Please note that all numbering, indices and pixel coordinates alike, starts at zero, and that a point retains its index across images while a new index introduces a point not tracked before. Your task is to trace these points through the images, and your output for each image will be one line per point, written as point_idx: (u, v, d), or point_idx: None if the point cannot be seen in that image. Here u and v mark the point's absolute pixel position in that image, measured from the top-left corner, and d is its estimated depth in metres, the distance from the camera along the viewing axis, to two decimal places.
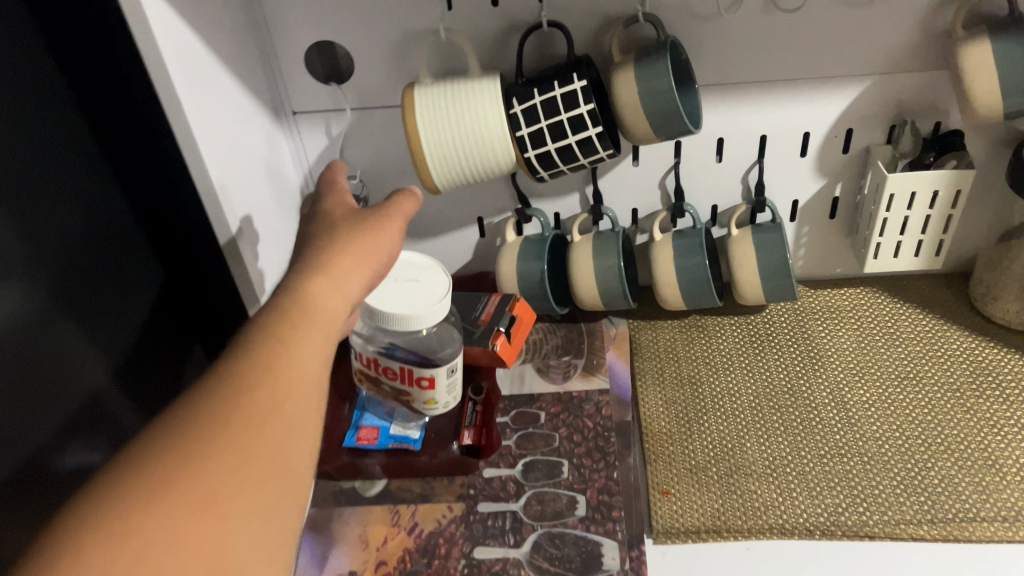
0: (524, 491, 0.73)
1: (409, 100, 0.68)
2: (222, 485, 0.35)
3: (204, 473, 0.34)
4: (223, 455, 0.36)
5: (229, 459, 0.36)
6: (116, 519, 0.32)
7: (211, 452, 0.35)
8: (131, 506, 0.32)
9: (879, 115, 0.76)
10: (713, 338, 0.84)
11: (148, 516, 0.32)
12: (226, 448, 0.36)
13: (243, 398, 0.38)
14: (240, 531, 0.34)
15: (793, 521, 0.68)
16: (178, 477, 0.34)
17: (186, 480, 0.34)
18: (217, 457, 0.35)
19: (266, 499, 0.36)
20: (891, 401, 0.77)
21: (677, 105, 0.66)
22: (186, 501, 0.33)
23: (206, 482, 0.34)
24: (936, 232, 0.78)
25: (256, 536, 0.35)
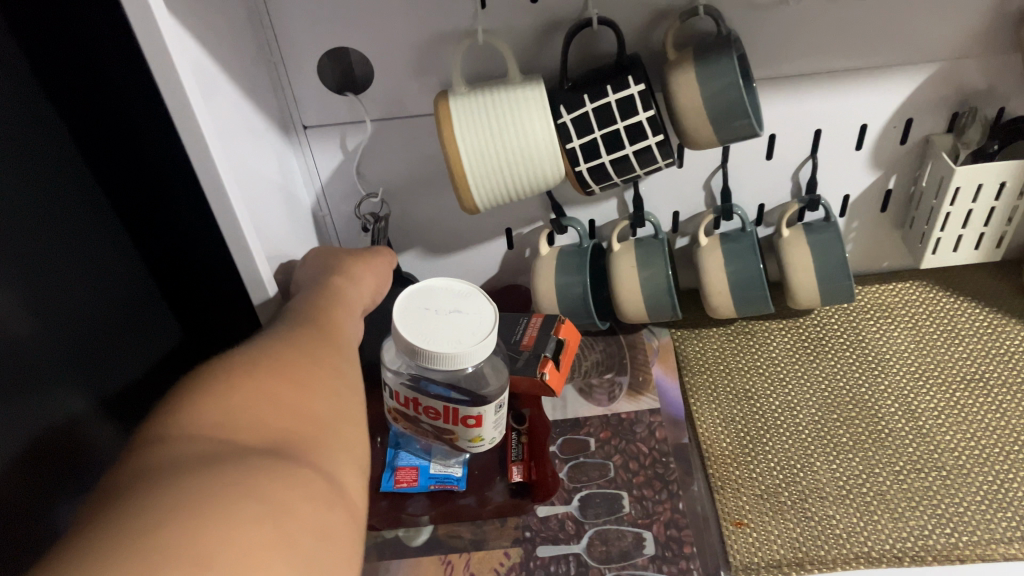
0: (584, 530, 0.67)
1: (443, 114, 0.60)
2: (293, 401, 0.42)
3: (276, 395, 0.42)
4: (287, 386, 0.43)
5: (285, 393, 0.42)
6: (205, 417, 0.38)
7: (280, 384, 0.43)
8: (232, 399, 0.40)
9: (941, 103, 0.70)
10: (763, 345, 0.79)
11: (247, 408, 0.40)
12: (288, 381, 0.43)
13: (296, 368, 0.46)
14: (323, 440, 0.41)
15: (880, 548, 0.64)
16: (260, 398, 0.41)
17: (268, 401, 0.41)
18: (281, 388, 0.42)
19: (336, 421, 0.43)
20: (962, 406, 0.72)
21: (746, 107, 0.59)
22: (271, 409, 0.41)
23: (278, 409, 0.41)
24: (999, 224, 0.73)
25: (335, 444, 0.42)
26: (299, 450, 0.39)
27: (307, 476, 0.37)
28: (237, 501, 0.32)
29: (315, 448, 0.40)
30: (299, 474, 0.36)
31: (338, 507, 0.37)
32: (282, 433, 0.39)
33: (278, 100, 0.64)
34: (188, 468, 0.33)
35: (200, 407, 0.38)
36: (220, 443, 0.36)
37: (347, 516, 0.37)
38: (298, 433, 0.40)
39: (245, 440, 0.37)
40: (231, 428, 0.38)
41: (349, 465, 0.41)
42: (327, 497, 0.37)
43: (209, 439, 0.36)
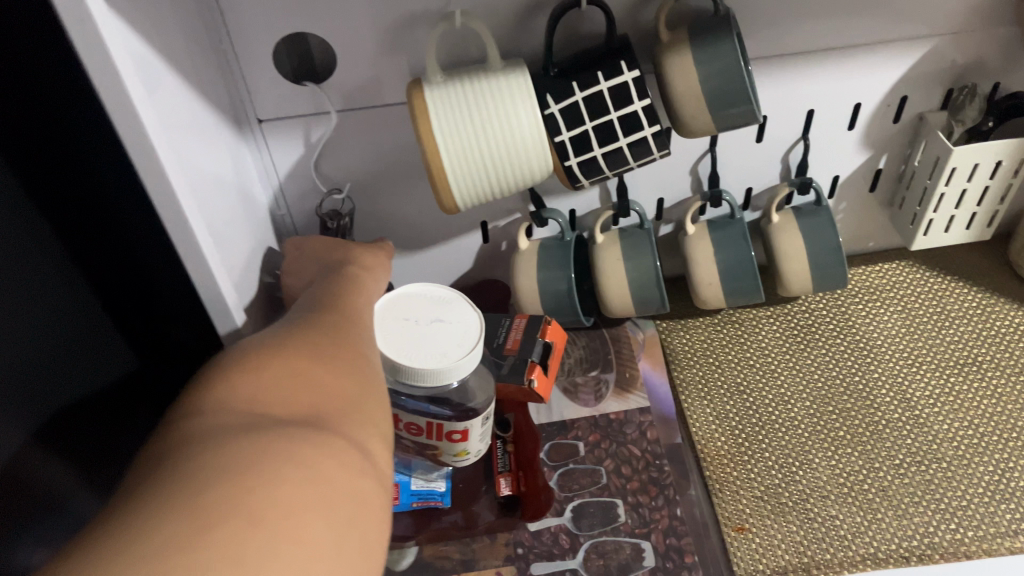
0: (580, 543, 0.64)
1: (420, 107, 0.54)
2: (322, 374, 0.40)
3: (302, 372, 0.39)
4: (317, 362, 0.40)
5: (314, 369, 0.40)
6: (233, 389, 0.36)
7: (305, 360, 0.40)
8: (260, 377, 0.38)
9: (937, 79, 0.67)
10: (752, 334, 0.76)
11: (272, 384, 0.37)
12: (314, 356, 0.41)
13: (316, 334, 0.43)
14: (356, 412, 0.38)
15: (886, 548, 0.62)
16: (287, 374, 0.38)
17: (294, 375, 0.39)
18: (310, 363, 0.40)
19: (366, 394, 0.40)
20: (957, 393, 0.71)
21: (748, 92, 0.55)
22: (299, 382, 0.38)
23: (303, 382, 0.38)
24: (991, 203, 0.71)
25: (365, 415, 0.39)
26: (328, 420, 0.36)
27: (333, 444, 0.34)
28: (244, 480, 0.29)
29: (342, 415, 0.37)
30: (329, 447, 0.34)
31: (370, 477, 0.35)
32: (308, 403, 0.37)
33: (229, 92, 0.57)
34: (220, 438, 0.32)
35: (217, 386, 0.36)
36: (247, 413, 0.35)
37: (380, 486, 0.35)
38: (328, 404, 0.38)
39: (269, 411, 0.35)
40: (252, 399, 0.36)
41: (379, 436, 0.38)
42: (354, 466, 0.34)
43: (242, 413, 0.35)
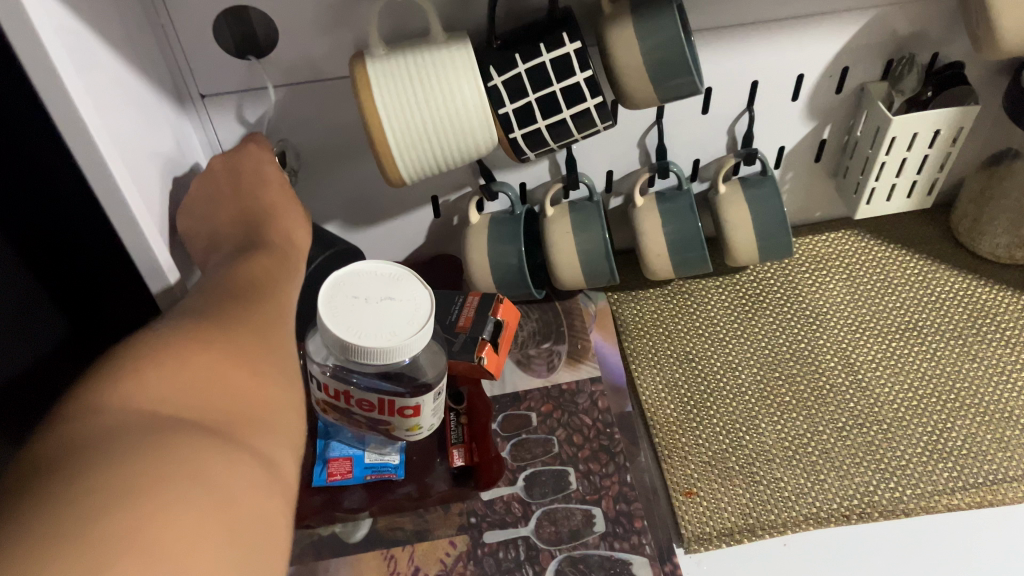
0: (531, 512, 0.65)
1: (362, 81, 0.54)
2: (235, 387, 0.40)
3: (220, 385, 0.40)
4: (232, 370, 0.41)
5: (227, 379, 0.40)
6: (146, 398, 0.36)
7: (221, 370, 0.40)
8: (170, 378, 0.38)
9: (877, 50, 0.68)
10: (701, 303, 0.77)
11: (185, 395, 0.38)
12: (227, 363, 0.41)
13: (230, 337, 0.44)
14: (258, 437, 0.39)
15: (828, 508, 0.64)
16: (201, 382, 0.39)
17: (208, 386, 0.39)
18: (228, 373, 0.41)
19: (274, 415, 0.41)
20: (898, 356, 0.73)
21: (689, 63, 0.56)
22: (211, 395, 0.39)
23: (215, 391, 0.39)
24: (931, 172, 0.72)
25: (267, 442, 0.40)
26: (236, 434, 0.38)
27: (237, 466, 0.35)
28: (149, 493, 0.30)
29: (247, 437, 0.38)
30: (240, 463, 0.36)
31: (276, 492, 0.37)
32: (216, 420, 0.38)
33: (169, 67, 0.57)
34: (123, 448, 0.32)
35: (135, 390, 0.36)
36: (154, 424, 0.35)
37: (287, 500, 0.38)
38: (234, 422, 0.39)
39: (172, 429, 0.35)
40: (156, 409, 0.36)
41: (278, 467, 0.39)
42: (256, 493, 0.35)
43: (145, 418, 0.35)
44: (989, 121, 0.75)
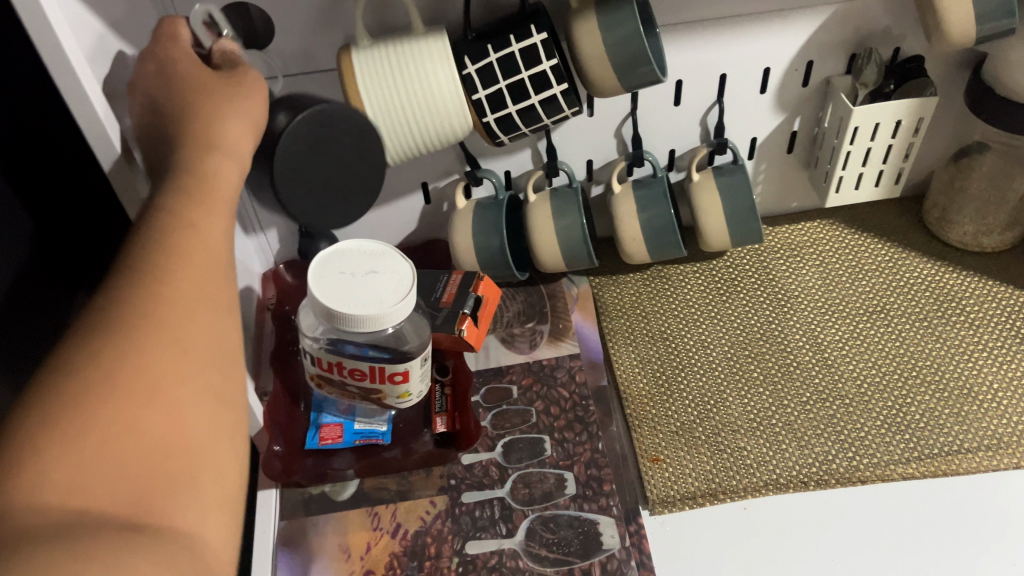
0: (507, 475, 0.69)
1: (347, 69, 0.60)
2: (165, 424, 0.37)
3: (145, 424, 0.36)
4: (150, 405, 0.37)
5: (153, 415, 0.36)
6: (63, 476, 0.33)
7: (148, 403, 0.36)
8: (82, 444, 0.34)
9: (839, 45, 0.72)
10: (678, 287, 0.82)
11: (108, 460, 0.34)
12: (156, 395, 0.37)
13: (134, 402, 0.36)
14: (200, 476, 0.38)
15: (787, 475, 0.67)
16: (116, 445, 0.35)
17: (127, 437, 0.35)
18: (144, 414, 0.36)
19: (209, 432, 0.39)
20: (864, 337, 0.76)
21: (648, 54, 0.60)
22: (138, 446, 0.35)
23: (144, 441, 0.36)
24: (896, 161, 0.76)
25: (208, 472, 0.38)
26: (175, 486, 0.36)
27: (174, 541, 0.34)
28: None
29: (185, 486, 0.36)
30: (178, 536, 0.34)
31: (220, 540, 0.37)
32: (150, 481, 0.35)
33: None
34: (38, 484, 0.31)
35: (51, 463, 0.33)
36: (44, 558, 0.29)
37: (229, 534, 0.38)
38: (171, 471, 0.36)
39: (103, 512, 0.33)
40: (68, 496, 0.32)
41: (221, 496, 0.38)
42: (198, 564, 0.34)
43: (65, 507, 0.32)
44: (954, 115, 0.79)
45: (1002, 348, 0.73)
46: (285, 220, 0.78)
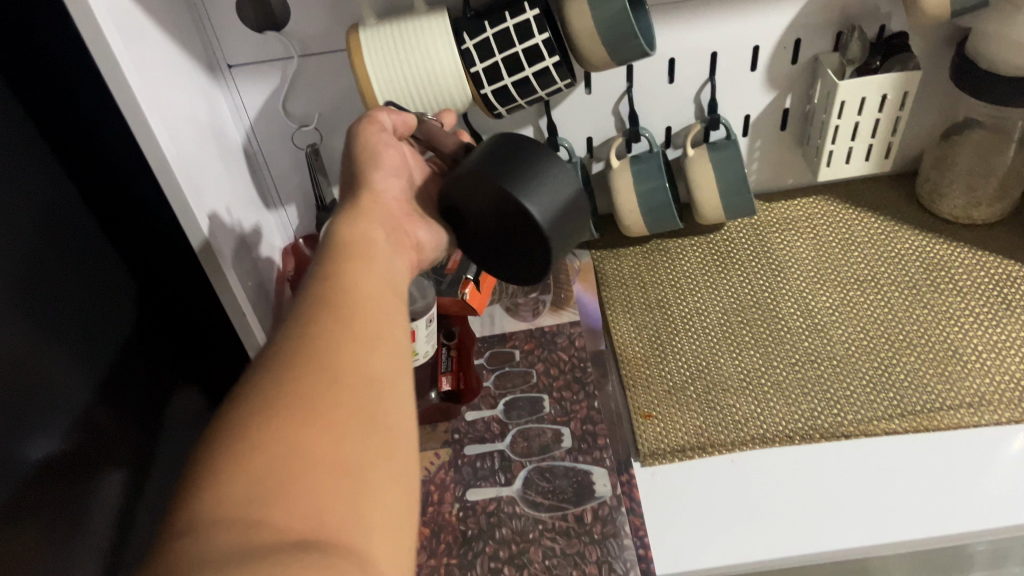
0: (508, 430, 0.73)
1: (355, 46, 0.65)
2: (325, 447, 0.37)
3: (305, 444, 0.36)
4: (308, 426, 0.37)
5: (317, 439, 0.37)
6: (246, 473, 0.35)
7: (305, 425, 0.37)
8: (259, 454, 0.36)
9: (826, 23, 0.75)
10: (676, 259, 0.85)
11: (283, 473, 0.35)
12: (309, 419, 0.37)
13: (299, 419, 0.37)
14: (368, 503, 0.37)
15: (773, 430, 0.70)
16: (283, 463, 0.35)
17: (294, 457, 0.36)
18: (305, 433, 0.37)
19: (370, 459, 0.38)
20: (854, 303, 0.79)
21: (634, 28, 0.64)
22: (303, 469, 0.36)
23: (307, 459, 0.36)
24: (884, 136, 0.79)
25: (356, 521, 0.36)
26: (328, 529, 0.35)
27: (350, 564, 0.33)
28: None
29: (358, 505, 0.36)
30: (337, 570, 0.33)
31: None
32: (328, 495, 0.36)
33: (201, 40, 0.69)
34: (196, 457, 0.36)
35: (235, 467, 0.35)
36: (257, 534, 0.33)
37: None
38: (342, 494, 0.36)
39: (280, 523, 0.34)
40: (266, 498, 0.34)
41: (389, 518, 0.37)
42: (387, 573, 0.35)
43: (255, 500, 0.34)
44: (941, 91, 0.82)
45: (989, 314, 0.76)
46: (303, 195, 0.84)
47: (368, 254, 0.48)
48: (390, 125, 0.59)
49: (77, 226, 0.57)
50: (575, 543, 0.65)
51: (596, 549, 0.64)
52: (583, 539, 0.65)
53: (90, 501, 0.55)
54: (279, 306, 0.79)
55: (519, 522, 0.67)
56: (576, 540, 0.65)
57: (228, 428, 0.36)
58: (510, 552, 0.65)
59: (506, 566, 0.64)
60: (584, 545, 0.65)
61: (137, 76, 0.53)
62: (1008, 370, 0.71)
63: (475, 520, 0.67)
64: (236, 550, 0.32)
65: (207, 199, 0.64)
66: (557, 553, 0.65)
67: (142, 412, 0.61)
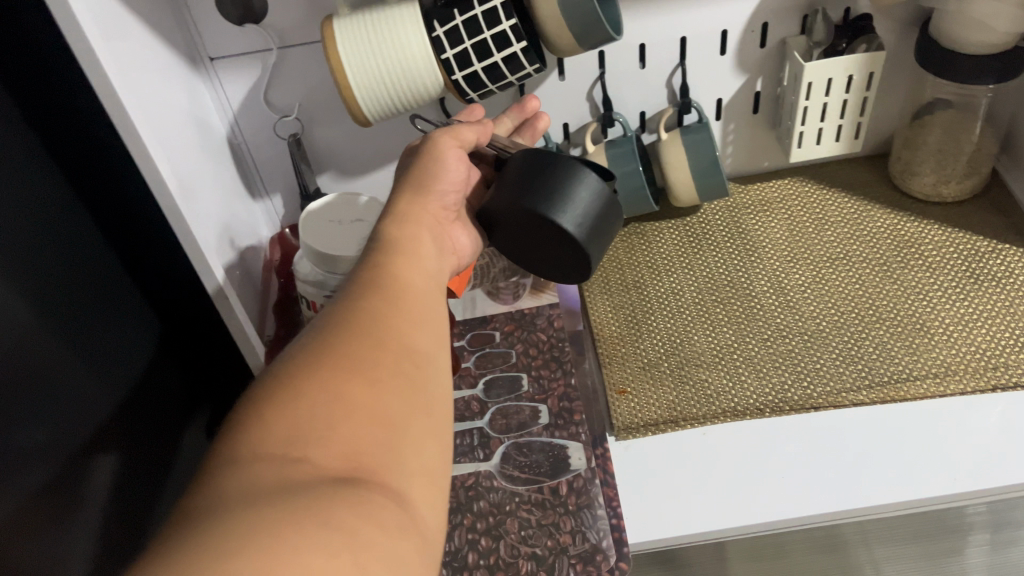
0: (487, 408, 0.75)
1: (329, 35, 0.67)
2: (370, 402, 0.40)
3: (352, 397, 0.40)
4: (353, 380, 0.41)
5: (363, 395, 0.40)
6: (292, 415, 0.39)
7: (351, 379, 0.40)
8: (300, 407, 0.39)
9: (792, 7, 0.77)
10: (653, 241, 0.87)
11: (325, 416, 0.39)
12: (357, 374, 0.41)
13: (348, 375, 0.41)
14: (405, 451, 0.40)
15: (744, 402, 0.72)
16: (330, 410, 0.39)
17: (341, 408, 0.39)
18: (349, 386, 0.40)
19: (410, 418, 0.41)
20: (826, 280, 0.81)
21: (598, 13, 0.66)
22: (347, 415, 0.39)
23: (352, 411, 0.39)
24: (853, 116, 0.80)
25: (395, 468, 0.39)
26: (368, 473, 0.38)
27: (383, 501, 0.37)
28: (318, 525, 0.34)
29: (394, 453, 0.40)
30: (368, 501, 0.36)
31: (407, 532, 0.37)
32: (366, 440, 0.39)
33: (183, 34, 0.72)
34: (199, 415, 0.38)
35: (280, 410, 0.39)
36: (302, 468, 0.37)
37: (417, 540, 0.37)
38: (381, 444, 0.39)
39: (320, 460, 0.37)
40: (313, 438, 0.38)
41: (425, 469, 0.41)
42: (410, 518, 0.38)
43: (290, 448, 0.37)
44: (909, 71, 0.83)
45: (957, 289, 0.78)
46: (287, 184, 0.86)
47: (415, 246, 0.51)
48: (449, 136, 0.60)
49: (60, 211, 0.59)
50: (550, 514, 0.67)
51: (569, 519, 0.66)
52: (558, 510, 0.67)
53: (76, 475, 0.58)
54: (268, 289, 0.82)
55: (496, 495, 0.69)
56: (551, 511, 0.67)
57: (276, 379, 0.40)
58: (487, 523, 0.67)
59: (483, 537, 0.66)
60: (559, 516, 0.66)
61: (117, 65, 0.56)
62: (974, 343, 0.73)
63: (453, 494, 0.69)
64: (273, 483, 0.36)
65: (191, 185, 0.66)
66: (533, 523, 0.66)
67: (127, 391, 0.64)
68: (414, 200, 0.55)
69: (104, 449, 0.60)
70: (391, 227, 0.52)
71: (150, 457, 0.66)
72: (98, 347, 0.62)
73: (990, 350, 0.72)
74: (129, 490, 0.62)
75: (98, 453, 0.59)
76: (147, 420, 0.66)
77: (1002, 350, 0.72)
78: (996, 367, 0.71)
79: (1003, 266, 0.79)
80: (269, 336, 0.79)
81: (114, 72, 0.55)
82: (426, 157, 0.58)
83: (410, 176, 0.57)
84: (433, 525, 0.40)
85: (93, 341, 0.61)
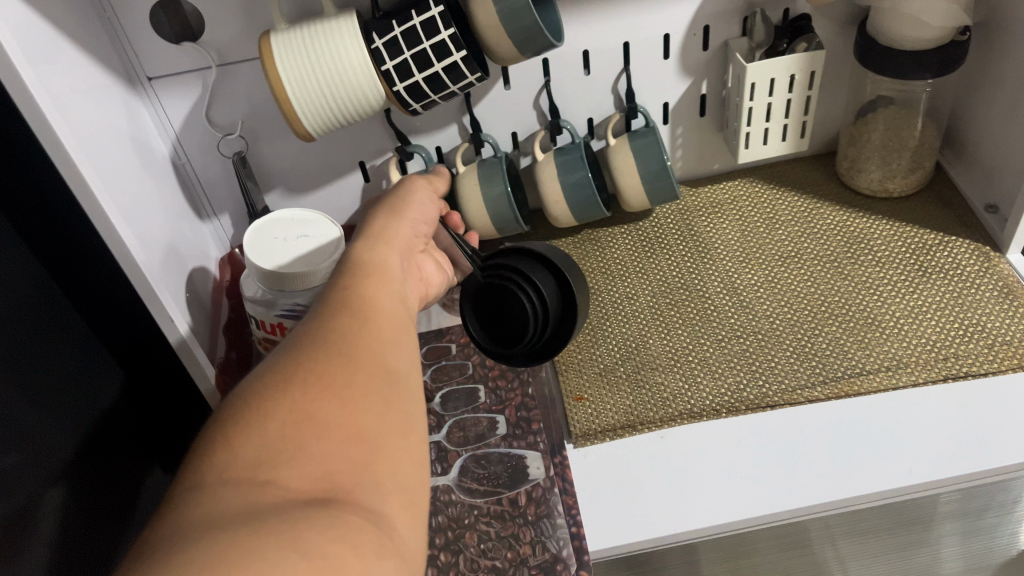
0: (444, 421, 0.74)
1: (267, 49, 0.66)
2: (341, 420, 0.40)
3: (322, 418, 0.39)
4: (326, 398, 0.40)
5: (333, 415, 0.39)
6: (260, 436, 0.38)
7: (323, 398, 0.40)
8: (260, 436, 0.38)
9: (731, 9, 0.78)
10: (607, 246, 0.87)
11: (295, 435, 0.38)
12: (329, 394, 0.40)
13: (313, 395, 0.40)
14: (383, 467, 0.39)
15: (701, 404, 0.72)
16: (299, 429, 0.38)
17: (313, 428, 0.39)
18: (322, 404, 0.40)
19: (383, 434, 0.41)
20: (778, 279, 0.81)
21: (537, 21, 0.66)
22: (320, 434, 0.38)
23: (324, 430, 0.39)
24: (797, 115, 0.81)
25: (368, 490, 0.38)
26: (344, 491, 0.37)
27: (359, 520, 0.36)
28: (287, 549, 0.33)
29: (370, 471, 0.39)
30: (344, 521, 0.36)
31: (386, 549, 0.36)
32: (340, 459, 0.38)
33: (118, 55, 0.71)
34: None
35: (227, 432, 0.38)
36: (270, 491, 0.36)
37: (396, 558, 0.37)
38: (356, 463, 0.39)
39: (291, 482, 0.37)
40: (283, 459, 0.37)
41: (402, 486, 0.40)
42: (385, 539, 0.37)
43: (231, 483, 0.36)
44: (849, 69, 0.85)
45: (905, 282, 0.79)
46: (235, 203, 0.85)
47: (380, 276, 0.51)
48: (389, 208, 0.59)
49: (4, 241, 0.57)
50: (510, 526, 0.66)
51: (529, 530, 0.65)
52: (517, 521, 0.66)
53: (35, 509, 0.56)
54: (218, 311, 0.80)
55: (454, 509, 0.68)
56: (510, 523, 0.66)
57: (235, 401, 0.40)
58: (445, 539, 0.66)
59: (442, 552, 0.65)
60: (518, 527, 0.66)
61: (46, 87, 0.55)
62: (924, 335, 0.74)
63: None
64: (222, 509, 0.35)
65: (132, 204, 0.65)
66: (492, 537, 0.65)
67: (78, 422, 0.62)
68: (387, 224, 0.57)
69: (52, 478, 0.58)
70: (360, 250, 0.53)
71: (105, 484, 0.64)
72: (48, 374, 0.60)
73: (940, 341, 0.73)
74: (82, 520, 0.60)
75: (45, 481, 0.57)
76: (103, 449, 0.64)
77: (952, 341, 0.73)
78: (947, 358, 0.72)
79: (951, 258, 0.80)
80: (220, 355, 0.77)
81: (42, 93, 0.54)
82: (400, 196, 0.62)
83: (375, 222, 0.57)
84: (414, 546, 0.39)
85: (40, 366, 0.59)
